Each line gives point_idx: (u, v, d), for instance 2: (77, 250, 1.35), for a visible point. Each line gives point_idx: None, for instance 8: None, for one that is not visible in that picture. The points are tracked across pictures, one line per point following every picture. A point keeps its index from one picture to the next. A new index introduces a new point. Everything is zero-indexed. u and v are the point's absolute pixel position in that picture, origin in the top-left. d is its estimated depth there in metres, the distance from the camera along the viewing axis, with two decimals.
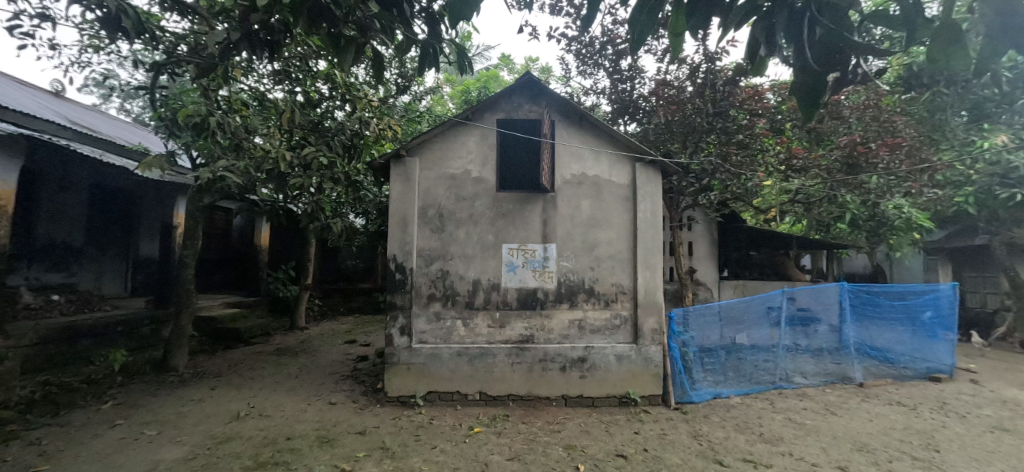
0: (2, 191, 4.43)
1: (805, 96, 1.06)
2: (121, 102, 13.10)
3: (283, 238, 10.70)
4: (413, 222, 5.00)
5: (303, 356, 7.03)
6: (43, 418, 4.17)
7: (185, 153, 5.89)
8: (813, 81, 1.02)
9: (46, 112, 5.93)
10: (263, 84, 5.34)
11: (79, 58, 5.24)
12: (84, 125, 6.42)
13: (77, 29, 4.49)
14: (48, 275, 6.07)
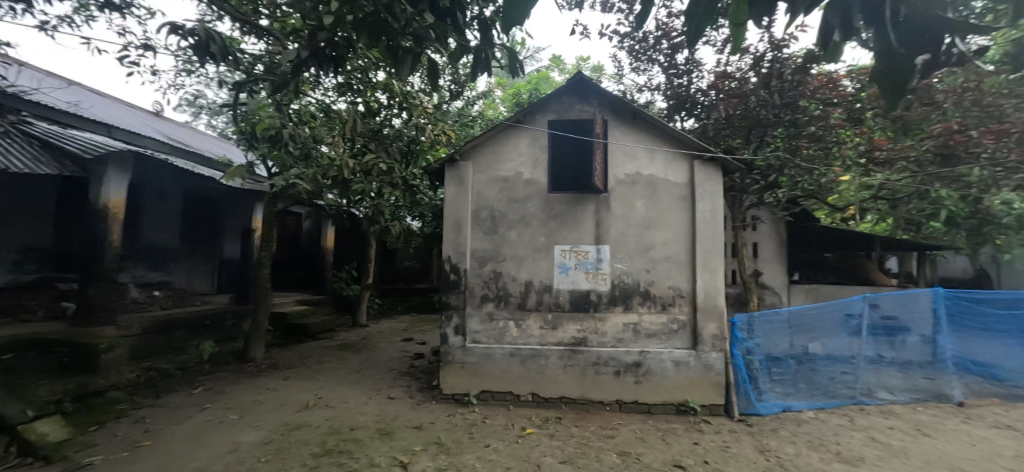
0: (115, 200, 5.01)
1: (888, 83, 0.94)
2: (209, 119, 14.66)
3: (346, 240, 11.40)
4: (466, 225, 5.13)
5: (365, 352, 7.42)
6: (146, 400, 4.75)
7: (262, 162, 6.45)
8: (897, 63, 0.91)
9: (149, 131, 6.74)
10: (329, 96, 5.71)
11: (176, 81, 5.90)
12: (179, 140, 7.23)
13: (174, 56, 5.06)
14: (151, 273, 6.90)
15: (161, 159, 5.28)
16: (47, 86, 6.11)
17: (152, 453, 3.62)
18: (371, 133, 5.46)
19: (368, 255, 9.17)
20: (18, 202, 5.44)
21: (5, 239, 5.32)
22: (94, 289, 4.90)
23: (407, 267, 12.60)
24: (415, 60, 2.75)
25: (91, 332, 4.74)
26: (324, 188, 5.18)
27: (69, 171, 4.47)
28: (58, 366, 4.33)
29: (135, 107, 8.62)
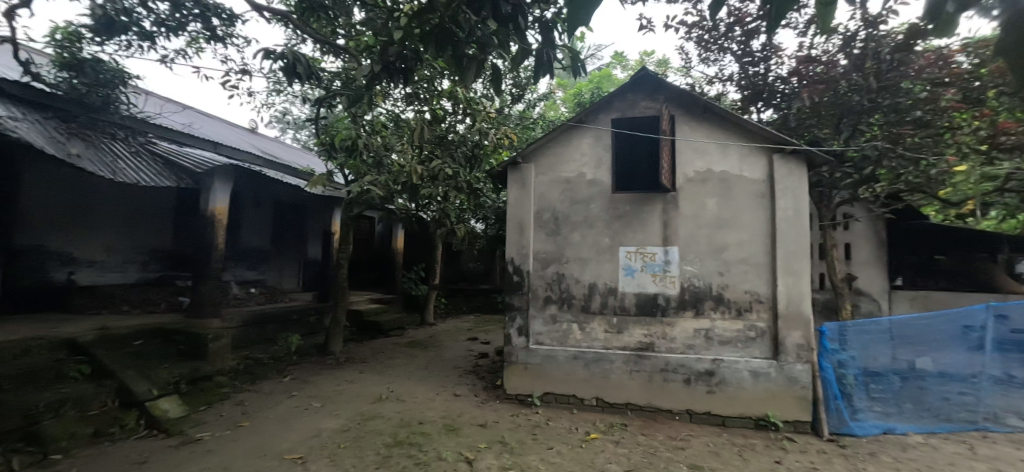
0: (220, 208, 5.66)
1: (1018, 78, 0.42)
2: (293, 132, 16.18)
3: (414, 242, 11.98)
4: (529, 227, 5.16)
5: (431, 350, 7.74)
6: (245, 385, 5.39)
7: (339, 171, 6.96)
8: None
9: (246, 146, 7.56)
10: (398, 106, 6.04)
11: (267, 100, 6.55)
12: (270, 153, 8.03)
13: (266, 77, 5.62)
14: (248, 272, 7.74)
15: (255, 171, 5.89)
16: (167, 111, 7.08)
17: (249, 433, 4.04)
18: (436, 139, 5.71)
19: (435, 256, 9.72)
20: (145, 211, 6.37)
21: (137, 243, 6.30)
22: (204, 286, 5.52)
23: (471, 268, 12.95)
24: (478, 67, 2.83)
25: (201, 323, 5.41)
26: (395, 193, 5.49)
27: (184, 184, 5.12)
28: (175, 353, 4.96)
29: (235, 125, 9.73)
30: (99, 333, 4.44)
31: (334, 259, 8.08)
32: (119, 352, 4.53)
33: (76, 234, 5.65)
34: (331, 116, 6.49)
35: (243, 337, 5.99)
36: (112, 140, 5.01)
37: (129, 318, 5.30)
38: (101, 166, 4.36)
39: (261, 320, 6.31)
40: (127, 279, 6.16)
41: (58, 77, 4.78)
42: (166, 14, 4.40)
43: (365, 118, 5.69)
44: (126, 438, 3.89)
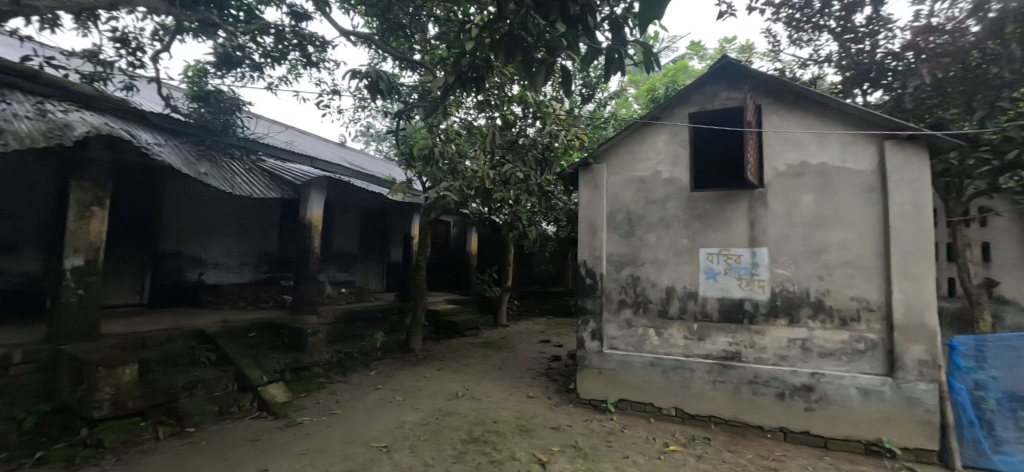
0: (316, 216, 6.32)
1: None
2: (377, 145, 17.59)
3: (488, 245, 12.39)
4: (602, 228, 5.10)
5: (504, 351, 7.90)
6: (338, 376, 5.93)
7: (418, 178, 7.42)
8: None
9: (336, 159, 8.33)
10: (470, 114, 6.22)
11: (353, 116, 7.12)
12: (357, 165, 8.78)
13: (353, 95, 6.15)
14: (341, 274, 8.54)
15: (345, 181, 6.47)
16: (274, 132, 8.02)
17: (341, 420, 4.42)
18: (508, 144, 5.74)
19: (507, 258, 9.95)
20: (257, 219, 7.31)
21: (251, 247, 7.24)
22: (303, 285, 6.19)
23: (542, 270, 13.02)
24: (548, 70, 2.79)
25: (302, 318, 6.05)
26: (469, 198, 5.74)
27: (287, 195, 5.72)
28: (281, 345, 5.60)
29: (328, 141, 10.79)
30: (223, 325, 5.16)
31: (413, 262, 8.63)
32: (238, 342, 5.21)
33: (205, 240, 6.63)
34: (409, 128, 6.91)
35: (336, 332, 6.60)
36: (232, 159, 5.74)
37: (246, 312, 6.10)
38: (223, 181, 5.00)
39: (351, 317, 6.91)
40: (243, 279, 7.09)
41: (192, 109, 5.62)
42: (272, 46, 4.99)
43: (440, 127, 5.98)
44: (242, 417, 4.46)
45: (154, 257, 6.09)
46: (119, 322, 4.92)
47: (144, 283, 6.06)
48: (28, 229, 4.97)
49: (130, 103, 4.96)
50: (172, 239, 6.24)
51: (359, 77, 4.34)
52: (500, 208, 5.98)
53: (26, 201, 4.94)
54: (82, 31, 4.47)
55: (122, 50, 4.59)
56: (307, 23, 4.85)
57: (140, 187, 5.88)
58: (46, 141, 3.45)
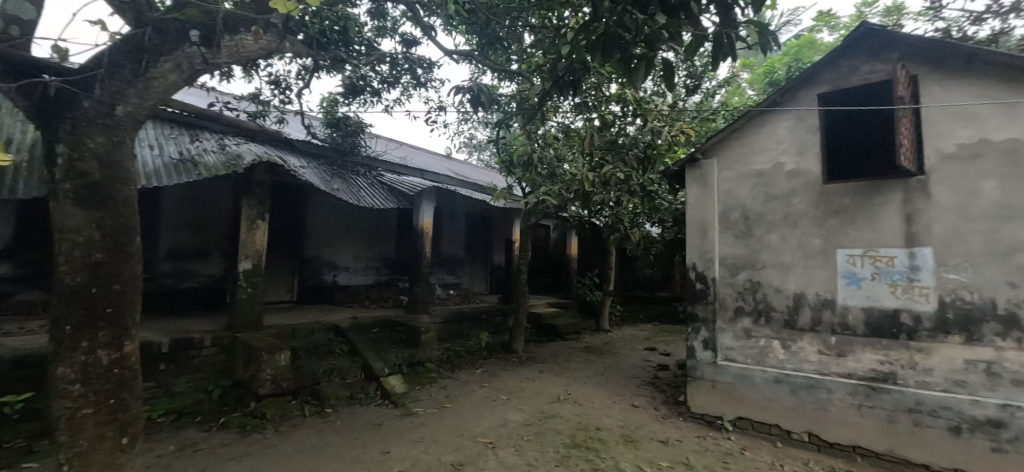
0: (426, 223, 6.89)
1: None
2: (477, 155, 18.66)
3: (588, 249, 12.32)
4: (713, 229, 4.71)
5: (607, 357, 7.71)
6: (447, 372, 6.35)
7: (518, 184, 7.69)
8: None
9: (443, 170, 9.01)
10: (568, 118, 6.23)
11: (458, 129, 7.60)
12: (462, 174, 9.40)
13: (456, 110, 6.58)
14: (449, 276, 9.18)
15: (451, 190, 6.94)
16: (390, 149, 8.95)
17: (450, 414, 4.72)
18: (607, 144, 5.60)
19: (609, 262, 9.77)
20: (379, 227, 8.21)
21: (374, 252, 8.16)
22: (417, 286, 6.78)
23: (646, 274, 12.50)
24: (649, 65, 2.65)
25: (416, 317, 6.62)
26: (568, 201, 5.84)
27: (402, 205, 6.34)
28: (399, 340, 6.19)
29: (435, 154, 11.70)
30: (352, 321, 5.88)
31: (515, 265, 8.90)
32: (364, 336, 5.88)
33: (338, 246, 7.64)
34: (508, 135, 7.17)
35: (446, 331, 7.09)
36: (357, 175, 6.51)
37: (371, 310, 6.87)
38: (351, 195, 5.70)
39: (458, 317, 7.35)
40: (368, 280, 8.03)
41: (326, 134, 6.52)
42: (388, 73, 5.57)
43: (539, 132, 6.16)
44: (369, 403, 4.99)
45: (300, 261, 7.19)
46: (276, 315, 5.90)
47: (293, 283, 7.14)
48: (215, 239, 6.24)
49: (282, 133, 5.95)
50: (313, 245, 7.30)
51: (462, 93, 4.62)
52: (600, 210, 5.92)
53: (213, 217, 6.21)
54: (248, 79, 5.45)
55: (276, 90, 5.52)
56: (416, 48, 5.32)
57: (290, 202, 7.01)
58: (226, 169, 4.33)
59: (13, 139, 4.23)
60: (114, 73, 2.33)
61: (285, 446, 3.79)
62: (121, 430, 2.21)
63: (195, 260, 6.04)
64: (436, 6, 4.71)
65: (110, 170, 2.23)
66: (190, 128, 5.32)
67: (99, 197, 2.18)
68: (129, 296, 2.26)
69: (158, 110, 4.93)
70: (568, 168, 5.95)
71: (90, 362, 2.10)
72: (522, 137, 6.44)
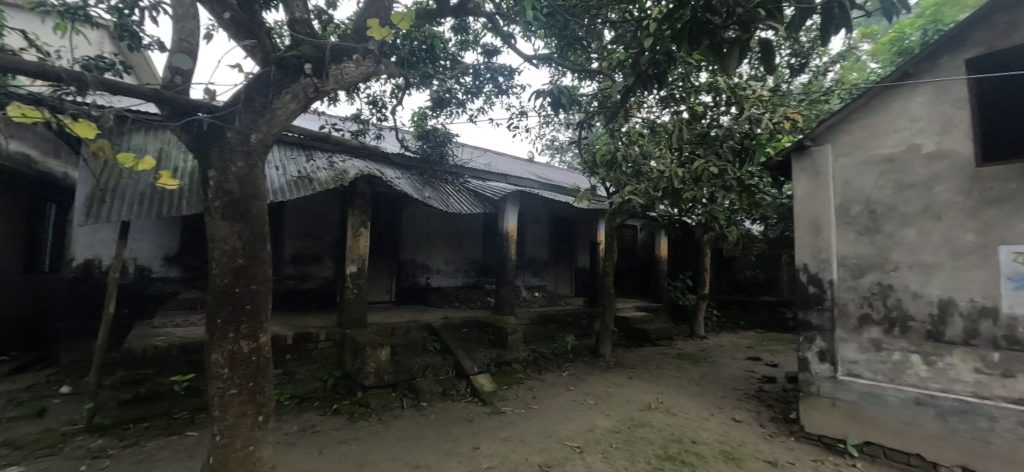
0: (510, 227, 7.06)
1: None
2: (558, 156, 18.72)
3: (679, 250, 11.71)
4: (830, 225, 4.16)
5: (703, 366, 7.19)
6: (534, 374, 6.42)
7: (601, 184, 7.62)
8: None
9: (526, 174, 9.19)
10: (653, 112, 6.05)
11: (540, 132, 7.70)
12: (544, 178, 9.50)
13: (537, 114, 6.67)
14: (533, 278, 9.35)
15: (534, 193, 7.06)
16: (475, 156, 9.37)
17: (537, 415, 4.77)
18: (698, 137, 5.29)
19: (702, 263, 9.23)
20: (466, 231, 8.62)
21: (462, 255, 8.59)
22: (504, 289, 6.97)
23: (749, 277, 11.40)
24: (744, 48, 2.36)
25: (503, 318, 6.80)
26: (656, 200, 5.61)
27: (488, 210, 6.59)
28: (487, 340, 6.41)
29: (517, 158, 11.97)
30: (444, 321, 6.22)
31: (600, 268, 8.75)
32: (455, 335, 6.18)
33: (429, 250, 8.16)
34: (591, 135, 7.15)
35: (532, 333, 7.18)
36: (446, 183, 6.93)
37: (460, 311, 7.20)
38: (441, 202, 6.07)
39: (543, 319, 7.39)
40: (458, 282, 8.47)
41: (417, 146, 7.01)
42: (471, 84, 5.82)
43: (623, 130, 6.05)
44: (461, 399, 5.22)
45: (398, 264, 7.79)
46: (378, 314, 6.47)
47: (392, 285, 7.76)
48: (327, 245, 7.03)
49: (380, 148, 6.52)
50: (408, 249, 7.88)
51: (543, 97, 4.65)
52: (692, 208, 5.60)
53: (324, 226, 7.01)
54: (350, 101, 6.07)
55: (373, 109, 6.07)
56: (497, 56, 5.49)
57: (388, 210, 7.67)
58: (336, 183, 4.89)
59: (177, 167, 5.12)
60: (251, 107, 2.75)
61: (386, 434, 4.13)
62: (258, 409, 2.59)
63: (311, 265, 6.86)
64: (515, 15, 4.84)
65: (248, 189, 2.65)
66: (306, 149, 6.10)
67: (241, 212, 2.60)
68: (262, 295, 2.64)
69: (282, 136, 5.73)
70: (655, 165, 5.74)
71: (235, 350, 2.52)
72: (604, 136, 6.35)
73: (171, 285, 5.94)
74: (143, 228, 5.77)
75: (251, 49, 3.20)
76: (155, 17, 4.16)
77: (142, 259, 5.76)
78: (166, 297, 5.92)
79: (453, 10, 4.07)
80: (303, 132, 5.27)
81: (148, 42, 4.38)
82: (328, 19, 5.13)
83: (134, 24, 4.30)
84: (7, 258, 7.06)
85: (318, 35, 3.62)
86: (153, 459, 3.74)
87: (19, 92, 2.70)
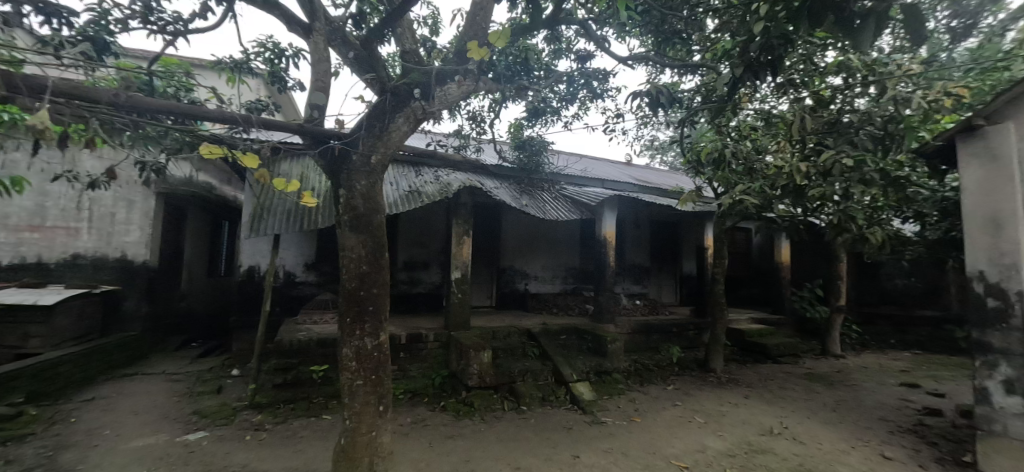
0: (608, 232, 6.94)
1: None
2: (657, 157, 17.84)
3: (805, 254, 10.34)
4: (1017, 222, 3.31)
5: (840, 390, 6.20)
6: (636, 385, 6.14)
7: (708, 184, 7.11)
8: None
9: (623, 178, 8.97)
10: (771, 102, 5.69)
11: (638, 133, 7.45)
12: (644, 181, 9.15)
13: (635, 116, 6.48)
14: (633, 286, 9.05)
15: (632, 197, 6.83)
16: (571, 163, 9.39)
17: (640, 429, 4.57)
18: (826, 126, 4.65)
19: (837, 270, 8.11)
20: (563, 238, 8.66)
21: (560, 262, 8.64)
22: (602, 296, 6.84)
23: (900, 286, 9.68)
24: (883, 19, 2.02)
25: (601, 326, 6.67)
26: (774, 199, 5.05)
27: (585, 216, 6.58)
28: (586, 348, 6.33)
29: (614, 162, 11.69)
30: (543, 327, 6.32)
31: (708, 274, 8.13)
32: (554, 342, 6.22)
33: (527, 256, 8.35)
34: (695, 133, 6.73)
35: (633, 342, 6.92)
36: (543, 191, 7.07)
37: (559, 318, 7.21)
38: (538, 209, 6.20)
39: (646, 329, 7.07)
40: (556, 289, 8.53)
41: (513, 156, 7.22)
42: (565, 91, 5.88)
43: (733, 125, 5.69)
44: (561, 406, 5.21)
45: (497, 271, 8.12)
46: (481, 318, 6.80)
47: (492, 290, 8.10)
48: (434, 253, 7.61)
49: (481, 160, 6.87)
50: (507, 256, 8.17)
51: (640, 97, 4.48)
52: (822, 207, 4.91)
53: (432, 235, 7.61)
54: (453, 119, 6.55)
55: (473, 124, 6.45)
56: (590, 61, 5.47)
57: (489, 219, 8.07)
58: (442, 195, 5.28)
59: (315, 188, 6.02)
60: (374, 133, 3.13)
61: (489, 433, 4.32)
62: (379, 400, 2.90)
63: (421, 271, 7.49)
64: (608, 18, 4.80)
65: (371, 204, 3.01)
66: (415, 166, 6.69)
67: (365, 224, 2.95)
68: (383, 298, 2.95)
69: (396, 155, 6.38)
70: (772, 160, 5.20)
71: (360, 346, 2.86)
72: (710, 132, 5.95)
73: (310, 288, 6.96)
74: (290, 239, 6.86)
75: (371, 81, 3.63)
76: (296, 63, 4.94)
77: (289, 265, 6.86)
78: (307, 299, 6.95)
79: (548, 23, 4.17)
80: (412, 150, 5.80)
81: (291, 84, 5.21)
82: (432, 46, 5.63)
83: (282, 71, 5.17)
84: (199, 265, 8.94)
85: (425, 61, 3.96)
86: (298, 435, 4.40)
87: (211, 135, 3.44)
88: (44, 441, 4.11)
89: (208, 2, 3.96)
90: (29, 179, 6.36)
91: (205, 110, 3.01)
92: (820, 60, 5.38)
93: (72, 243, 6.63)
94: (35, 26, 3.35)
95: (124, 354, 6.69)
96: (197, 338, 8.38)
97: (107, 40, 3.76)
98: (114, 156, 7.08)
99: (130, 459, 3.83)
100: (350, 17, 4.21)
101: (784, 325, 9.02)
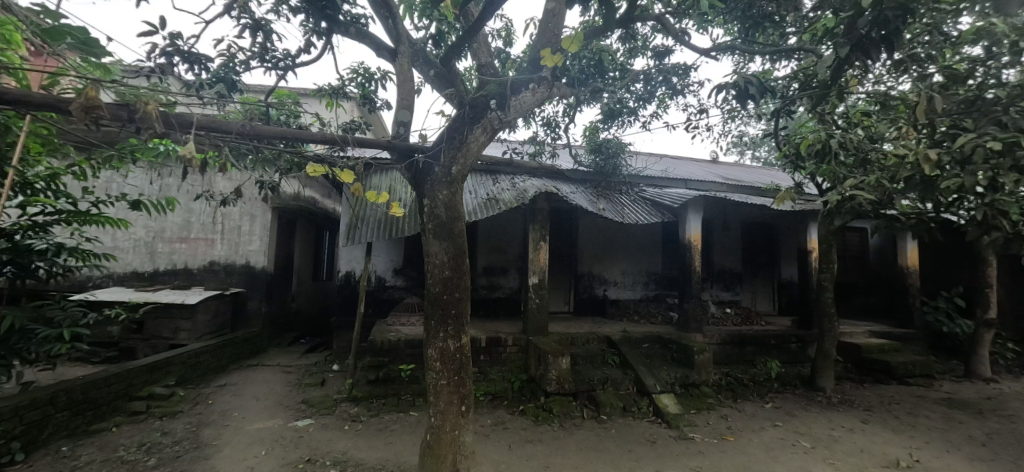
0: (693, 235, 6.52)
1: None
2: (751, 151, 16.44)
3: (939, 259, 8.83)
4: None
5: (994, 421, 5.15)
6: (728, 401, 5.66)
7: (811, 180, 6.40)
8: None
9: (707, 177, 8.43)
10: (889, 83, 4.96)
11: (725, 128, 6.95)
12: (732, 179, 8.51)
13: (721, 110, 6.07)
14: (721, 293, 8.45)
15: (720, 196, 6.36)
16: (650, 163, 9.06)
17: (733, 449, 4.20)
18: (963, 104, 3.92)
19: (986, 277, 6.80)
20: (643, 242, 8.34)
21: (640, 266, 8.31)
22: (688, 303, 6.43)
23: None
24: None
25: (687, 336, 6.28)
26: (895, 194, 4.39)
27: (666, 219, 6.28)
28: (671, 358, 5.98)
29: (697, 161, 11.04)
30: (624, 334, 6.14)
31: (813, 281, 7.27)
32: (636, 350, 6.00)
33: (606, 261, 8.17)
34: (792, 124, 6.09)
35: (724, 354, 6.41)
36: (620, 194, 6.87)
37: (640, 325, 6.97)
38: (616, 213, 6.04)
39: (739, 340, 6.50)
40: (635, 295, 8.22)
41: (590, 159, 7.09)
42: (643, 90, 5.69)
43: (837, 113, 5.11)
44: (643, 417, 4.98)
45: (574, 276, 8.04)
46: (559, 324, 6.79)
47: (570, 296, 8.04)
48: (511, 258, 7.77)
49: (556, 166, 6.91)
50: (585, 261, 8.07)
51: (725, 90, 4.14)
52: (959, 201, 4.18)
53: (510, 241, 7.78)
54: (528, 126, 6.66)
55: (548, 130, 6.49)
56: (669, 56, 5.22)
57: (565, 223, 8.08)
58: (519, 201, 5.40)
59: (401, 198, 6.51)
60: (452, 144, 3.28)
61: (568, 440, 4.28)
62: (461, 399, 3.03)
63: (499, 276, 7.69)
64: (687, 10, 4.60)
65: (452, 212, 3.17)
66: (492, 176, 6.94)
67: (447, 232, 3.11)
68: (463, 302, 3.08)
69: (473, 166, 6.68)
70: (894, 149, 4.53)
71: (444, 347, 3.01)
72: (810, 122, 5.37)
73: (398, 291, 7.50)
74: (380, 247, 7.44)
75: (451, 95, 3.83)
76: (383, 84, 5.38)
77: (380, 270, 7.46)
78: (396, 302, 7.51)
79: (623, 22, 4.09)
80: (488, 160, 5.99)
81: (380, 103, 5.66)
82: (506, 56, 5.80)
83: (372, 92, 5.65)
84: (306, 270, 10.09)
85: (502, 72, 4.09)
86: (389, 429, 4.73)
87: (317, 155, 3.87)
88: (190, 418, 4.91)
89: (311, 37, 4.46)
90: (179, 199, 7.79)
91: (311, 134, 3.41)
92: (950, 30, 4.59)
93: (210, 252, 7.92)
94: (183, 73, 4.04)
95: (249, 347, 7.75)
96: (305, 336, 9.44)
97: (234, 78, 4.42)
98: (239, 177, 8.32)
99: (253, 439, 4.43)
100: (431, 37, 4.51)
101: (912, 340, 7.75)
